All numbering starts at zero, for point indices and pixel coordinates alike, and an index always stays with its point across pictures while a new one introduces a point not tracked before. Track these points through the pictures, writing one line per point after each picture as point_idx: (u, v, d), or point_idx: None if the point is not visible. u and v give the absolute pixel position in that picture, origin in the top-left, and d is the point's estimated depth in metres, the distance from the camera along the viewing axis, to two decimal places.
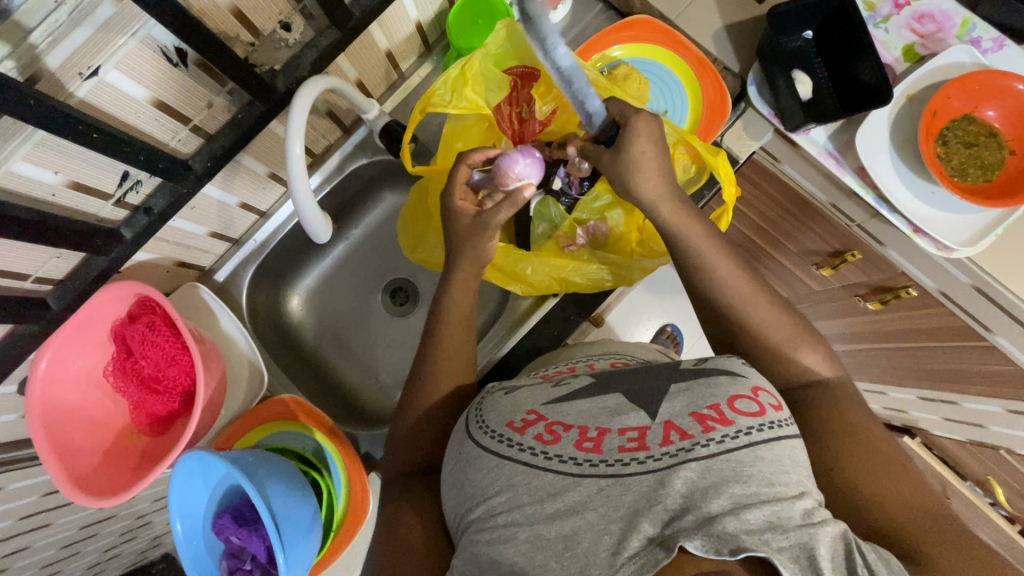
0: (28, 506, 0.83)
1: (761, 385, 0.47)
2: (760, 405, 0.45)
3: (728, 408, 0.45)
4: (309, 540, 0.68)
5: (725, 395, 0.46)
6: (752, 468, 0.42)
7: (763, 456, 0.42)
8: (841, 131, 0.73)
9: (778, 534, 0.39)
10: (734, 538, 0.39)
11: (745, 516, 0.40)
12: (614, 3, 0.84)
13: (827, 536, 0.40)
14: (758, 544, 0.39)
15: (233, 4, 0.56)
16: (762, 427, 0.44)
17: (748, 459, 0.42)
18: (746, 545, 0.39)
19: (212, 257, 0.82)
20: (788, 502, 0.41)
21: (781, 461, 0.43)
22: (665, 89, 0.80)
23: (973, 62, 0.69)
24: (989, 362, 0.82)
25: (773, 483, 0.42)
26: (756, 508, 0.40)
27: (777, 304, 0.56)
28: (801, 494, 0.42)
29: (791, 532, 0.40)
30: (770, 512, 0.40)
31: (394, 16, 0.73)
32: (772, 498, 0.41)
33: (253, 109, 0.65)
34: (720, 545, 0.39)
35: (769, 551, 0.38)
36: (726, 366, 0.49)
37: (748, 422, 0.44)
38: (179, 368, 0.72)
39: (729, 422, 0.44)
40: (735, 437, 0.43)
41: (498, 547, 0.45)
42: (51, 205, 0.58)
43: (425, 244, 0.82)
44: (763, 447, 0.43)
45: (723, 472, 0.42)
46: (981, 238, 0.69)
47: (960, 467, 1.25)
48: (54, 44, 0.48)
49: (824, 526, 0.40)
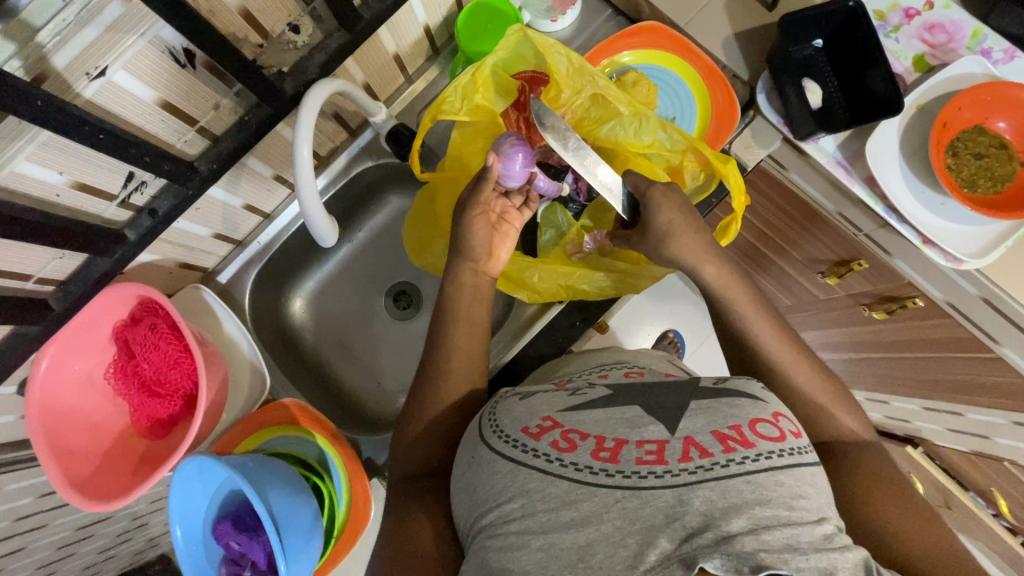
0: (24, 508, 0.82)
1: (781, 411, 0.48)
2: (780, 430, 0.45)
3: (750, 430, 0.45)
4: (310, 547, 0.67)
5: (746, 417, 0.46)
6: (773, 492, 0.42)
7: (783, 481, 0.42)
8: (851, 141, 0.73)
9: (797, 555, 0.38)
10: (754, 557, 0.38)
11: (764, 537, 0.39)
12: (622, 9, 0.84)
13: (848, 560, 0.39)
14: (779, 562, 0.38)
15: (242, 6, 0.56)
16: (782, 452, 0.44)
17: (768, 482, 0.42)
18: (767, 564, 0.37)
19: (215, 258, 0.82)
20: (807, 526, 0.40)
21: (801, 485, 0.42)
22: (674, 96, 0.81)
23: (985, 73, 0.69)
24: (996, 374, 0.81)
25: (792, 508, 0.41)
26: (775, 530, 0.40)
27: (780, 324, 0.58)
28: (820, 519, 0.41)
29: (810, 554, 0.39)
30: (789, 534, 0.40)
31: (403, 20, 0.73)
32: (791, 522, 0.40)
33: (262, 112, 0.65)
34: (740, 564, 0.38)
35: (789, 571, 0.37)
36: (746, 390, 0.50)
37: (769, 447, 0.44)
38: (181, 371, 0.72)
39: (750, 445, 0.44)
40: (756, 459, 0.43)
41: (510, 556, 0.44)
42: (54, 206, 0.58)
43: (432, 248, 0.81)
44: (784, 472, 0.42)
45: (743, 493, 0.41)
46: (989, 250, 0.68)
47: (963, 478, 1.24)
48: (61, 43, 0.47)
49: (844, 552, 0.39)
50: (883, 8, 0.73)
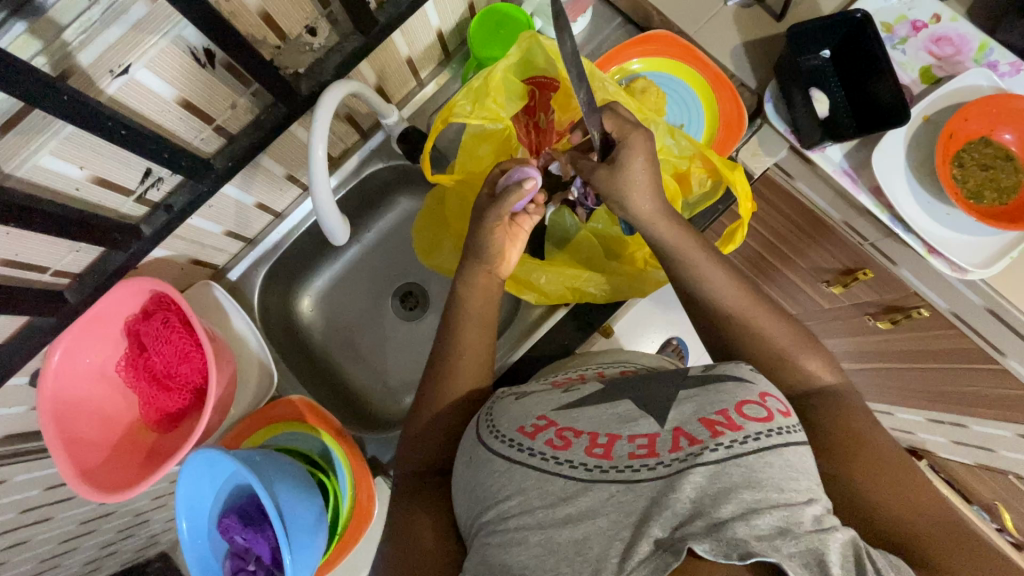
0: (31, 500, 0.82)
1: (769, 391, 0.47)
2: (768, 410, 0.45)
3: (737, 413, 0.45)
4: (314, 542, 0.67)
5: (733, 400, 0.46)
6: (762, 474, 0.42)
7: (772, 462, 0.42)
8: (857, 150, 0.74)
9: (787, 540, 0.39)
10: (744, 544, 0.39)
11: (755, 522, 0.40)
12: (632, 17, 0.85)
13: (838, 540, 0.40)
14: (768, 549, 0.38)
15: (262, 8, 0.57)
16: (771, 432, 0.43)
17: (757, 464, 0.42)
18: (755, 550, 0.38)
19: (225, 256, 0.83)
20: (798, 508, 0.41)
21: (791, 466, 0.42)
22: (682, 104, 0.81)
23: (991, 85, 0.70)
24: (1003, 386, 0.81)
25: (783, 489, 0.41)
26: (767, 514, 0.40)
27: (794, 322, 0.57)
28: (810, 500, 0.42)
29: (800, 537, 0.39)
30: (780, 517, 0.40)
31: (416, 25, 0.75)
32: (782, 504, 0.41)
33: (277, 111, 0.66)
34: (729, 550, 0.39)
35: (779, 557, 0.38)
36: (732, 372, 0.49)
37: (757, 428, 0.43)
38: (192, 364, 0.73)
39: (738, 428, 0.43)
40: (744, 442, 0.43)
41: (508, 551, 0.44)
42: (75, 200, 0.59)
43: (440, 249, 0.82)
44: (772, 453, 0.42)
45: (732, 477, 0.42)
46: (998, 260, 0.69)
47: (967, 491, 1.24)
48: (88, 41, 0.49)
49: (834, 531, 0.40)
50: (891, 19, 0.74)
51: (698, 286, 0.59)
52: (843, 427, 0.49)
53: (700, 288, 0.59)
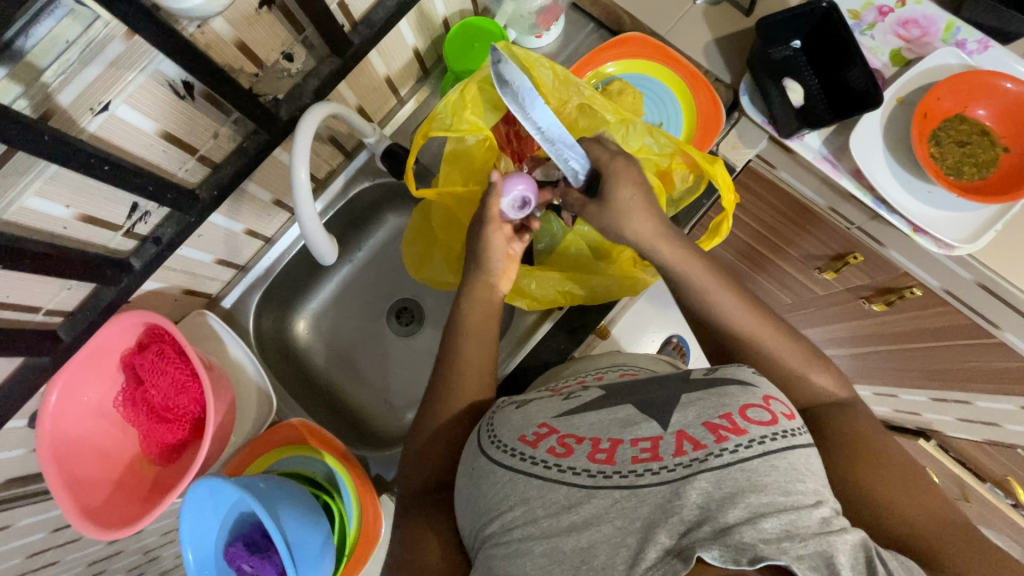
0: (37, 543, 0.81)
1: (773, 394, 0.47)
2: (772, 414, 0.45)
3: (741, 418, 0.45)
4: (322, 567, 0.68)
5: (736, 404, 0.46)
6: (768, 477, 0.42)
7: (777, 465, 0.42)
8: (835, 136, 0.75)
9: (796, 543, 0.39)
10: (752, 548, 0.38)
11: (762, 526, 0.39)
12: (604, 21, 0.86)
13: (847, 542, 0.39)
14: (776, 552, 0.38)
15: (237, 37, 0.58)
16: (776, 435, 0.43)
17: (762, 469, 0.42)
18: (764, 554, 0.38)
19: (218, 284, 0.83)
20: (805, 511, 0.40)
21: (796, 469, 0.42)
22: (657, 100, 0.83)
23: (961, 64, 0.71)
24: (1002, 360, 0.81)
25: (789, 492, 0.41)
26: (773, 517, 0.40)
27: (775, 317, 0.58)
28: (817, 503, 0.42)
29: (808, 539, 0.39)
30: (787, 520, 0.40)
31: (392, 44, 0.76)
32: (789, 508, 0.40)
33: (259, 138, 0.67)
34: (738, 555, 0.38)
35: (788, 559, 0.38)
36: (736, 375, 0.49)
37: (761, 432, 0.44)
38: (189, 396, 0.73)
39: (742, 432, 0.43)
40: (749, 446, 0.43)
41: (514, 562, 0.44)
42: (62, 238, 0.59)
43: (431, 263, 0.83)
44: (778, 456, 0.42)
45: (738, 481, 0.42)
46: (981, 234, 0.69)
47: (978, 468, 1.23)
48: (66, 82, 0.50)
49: (843, 534, 0.40)
50: (857, 7, 0.75)
51: (687, 282, 0.59)
52: (849, 434, 0.50)
53: (689, 284, 0.59)
